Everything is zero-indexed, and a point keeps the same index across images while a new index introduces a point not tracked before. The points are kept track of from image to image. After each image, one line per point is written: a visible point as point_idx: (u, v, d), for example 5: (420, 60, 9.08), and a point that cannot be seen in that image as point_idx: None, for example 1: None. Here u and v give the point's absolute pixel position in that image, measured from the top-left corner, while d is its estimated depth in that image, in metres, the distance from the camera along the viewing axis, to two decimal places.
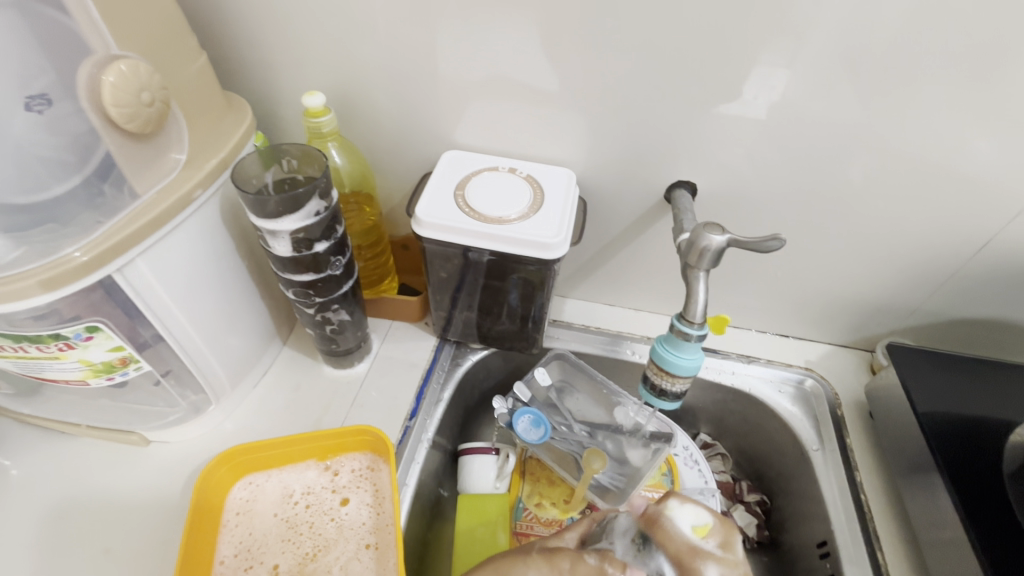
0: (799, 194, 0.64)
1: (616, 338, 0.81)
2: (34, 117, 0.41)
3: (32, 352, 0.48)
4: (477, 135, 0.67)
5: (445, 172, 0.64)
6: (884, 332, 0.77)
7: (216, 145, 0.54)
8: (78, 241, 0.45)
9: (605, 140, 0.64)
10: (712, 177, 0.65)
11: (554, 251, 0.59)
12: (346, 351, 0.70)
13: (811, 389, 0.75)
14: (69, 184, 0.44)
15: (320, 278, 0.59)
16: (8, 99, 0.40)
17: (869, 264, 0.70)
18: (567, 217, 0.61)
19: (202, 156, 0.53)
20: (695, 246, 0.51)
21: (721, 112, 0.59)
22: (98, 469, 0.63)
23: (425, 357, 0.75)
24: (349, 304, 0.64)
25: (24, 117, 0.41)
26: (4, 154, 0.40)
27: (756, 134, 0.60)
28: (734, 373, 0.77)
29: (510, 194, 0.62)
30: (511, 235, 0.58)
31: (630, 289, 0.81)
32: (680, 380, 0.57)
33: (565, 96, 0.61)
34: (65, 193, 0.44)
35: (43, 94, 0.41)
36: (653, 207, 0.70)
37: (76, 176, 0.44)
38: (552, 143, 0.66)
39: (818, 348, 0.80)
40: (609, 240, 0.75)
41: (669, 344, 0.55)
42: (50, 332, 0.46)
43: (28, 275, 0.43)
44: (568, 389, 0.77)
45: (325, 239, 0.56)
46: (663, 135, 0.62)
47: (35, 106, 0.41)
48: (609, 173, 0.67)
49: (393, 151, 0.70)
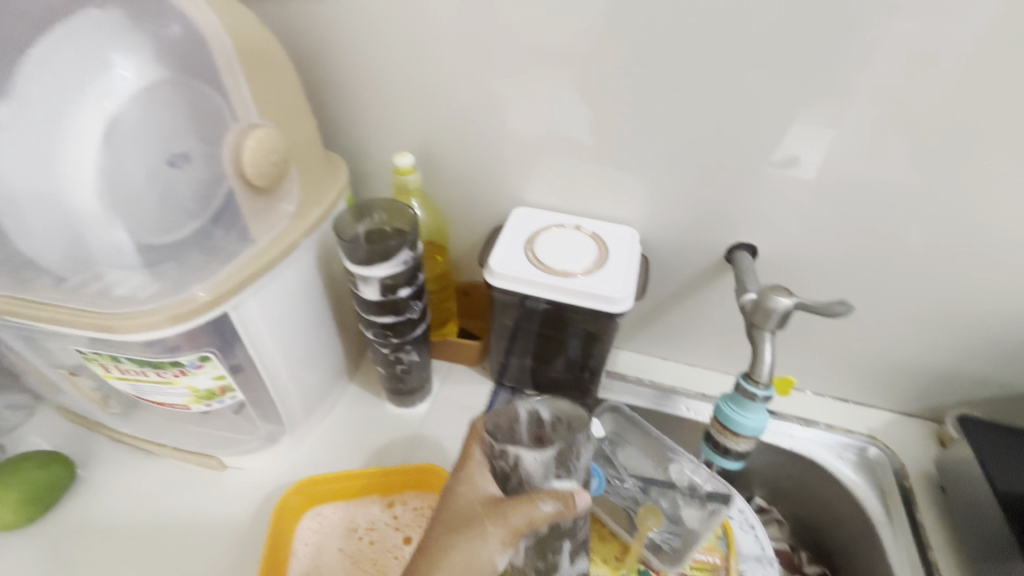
0: (860, 259, 0.66)
1: (668, 393, 0.82)
2: (173, 170, 0.49)
3: (151, 376, 0.53)
4: (545, 194, 0.72)
5: (515, 227, 0.69)
6: (953, 403, 0.75)
7: (318, 199, 0.60)
8: (203, 280, 0.50)
9: (669, 201, 0.68)
10: (774, 239, 0.67)
11: (619, 305, 0.61)
12: (410, 390, 0.73)
13: (876, 458, 0.73)
14: (188, 228, 0.51)
15: (399, 320, 0.63)
16: (156, 155, 0.48)
17: (936, 331, 0.69)
18: (631, 273, 0.63)
19: (309, 208, 0.59)
20: (763, 307, 0.53)
21: (784, 180, 0.62)
22: (177, 490, 0.67)
23: (482, 401, 0.78)
24: (420, 345, 0.68)
25: (166, 170, 0.49)
26: (148, 198, 0.48)
27: (818, 201, 0.63)
28: (792, 435, 0.75)
29: (575, 249, 0.66)
30: (578, 288, 0.62)
31: (684, 345, 0.82)
32: (745, 440, 0.57)
33: (633, 161, 0.66)
34: (187, 235, 0.51)
35: (185, 152, 0.50)
36: (713, 266, 0.72)
37: (195, 221, 0.51)
38: (617, 203, 0.70)
39: (882, 416, 0.78)
40: (667, 295, 0.77)
41: (734, 403, 0.56)
42: (170, 359, 0.52)
43: (163, 310, 0.48)
44: (620, 442, 0.78)
45: (408, 285, 0.61)
46: (726, 198, 0.65)
47: (176, 161, 0.49)
48: (671, 232, 0.70)
49: (466, 205, 0.76)
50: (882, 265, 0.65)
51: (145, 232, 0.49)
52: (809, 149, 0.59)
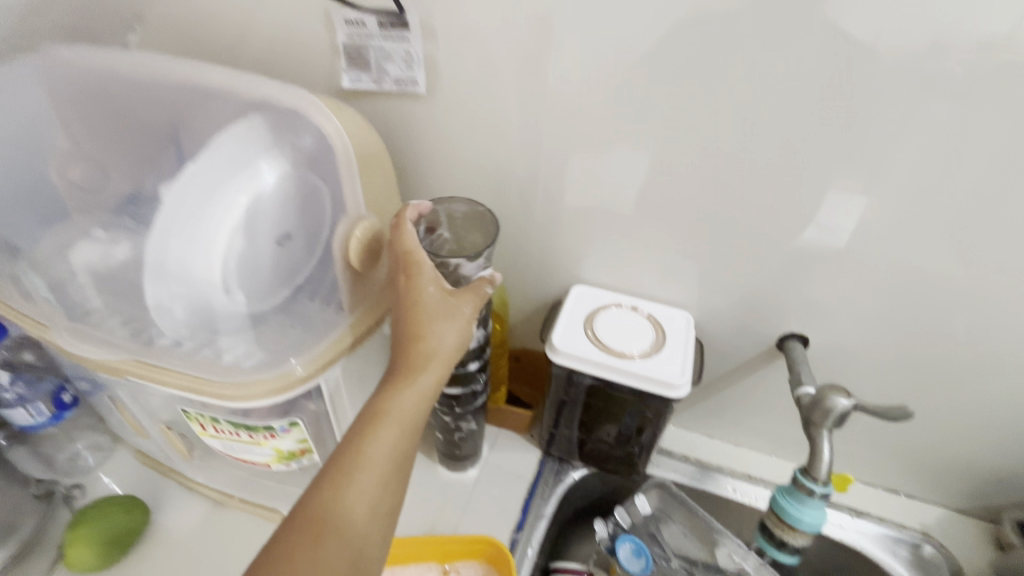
0: (912, 357, 0.68)
1: (708, 471, 0.83)
2: (277, 248, 0.56)
3: (243, 438, 0.58)
4: (602, 274, 0.76)
5: (574, 305, 0.73)
6: (1011, 504, 0.73)
7: None
8: (300, 354, 0.55)
9: (723, 289, 0.71)
10: (825, 331, 0.69)
11: (678, 390, 0.64)
12: (464, 456, 0.76)
13: (931, 556, 0.72)
14: (278, 298, 0.57)
15: (465, 392, 0.67)
16: (266, 236, 0.55)
17: (991, 432, 0.69)
18: (688, 360, 0.66)
19: (423, 283, 0.51)
20: (823, 406, 0.55)
21: (838, 278, 0.65)
22: (242, 540, 0.70)
23: (531, 469, 0.80)
24: (478, 414, 0.71)
25: (272, 246, 0.56)
26: (255, 271, 0.55)
27: (871, 300, 0.65)
28: (843, 526, 0.75)
29: (632, 332, 0.69)
30: (637, 371, 0.64)
31: (730, 424, 0.83)
32: (803, 534, 0.57)
33: (689, 252, 0.70)
34: (277, 305, 0.57)
35: (289, 233, 0.57)
36: (763, 351, 0.74)
37: (285, 291, 0.58)
38: (672, 287, 0.74)
39: (934, 511, 0.77)
40: (715, 376, 0.79)
41: (791, 496, 0.57)
42: (264, 424, 0.56)
43: (264, 380, 0.53)
44: (664, 519, 0.78)
45: (476, 358, 0.64)
46: (779, 291, 0.68)
47: (280, 241, 0.56)
48: (722, 317, 0.74)
49: (525, 280, 0.81)
50: (934, 365, 0.67)
51: (253, 301, 0.55)
52: (865, 254, 0.62)
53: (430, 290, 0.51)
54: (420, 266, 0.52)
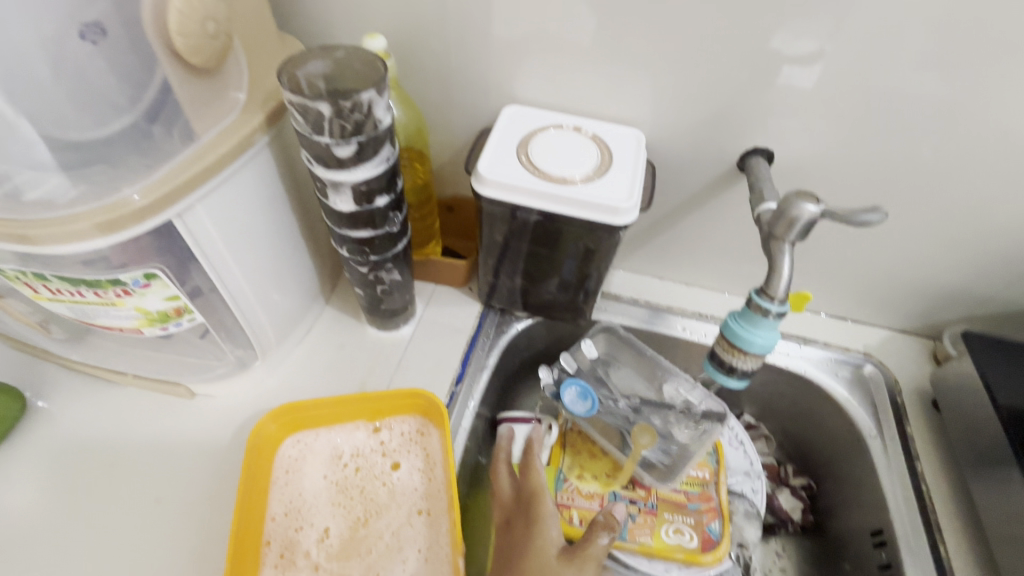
0: (881, 168, 0.61)
1: (660, 313, 0.78)
2: (87, 47, 0.40)
3: (89, 297, 0.47)
4: (539, 91, 0.63)
5: (506, 128, 0.61)
6: (953, 320, 0.73)
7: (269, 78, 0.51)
8: (136, 183, 0.43)
9: (678, 100, 0.60)
10: (790, 143, 0.61)
11: (623, 216, 0.55)
12: (392, 312, 0.68)
13: (870, 373, 0.72)
14: (119, 125, 0.43)
15: (377, 235, 0.56)
16: (63, 24, 0.39)
17: (948, 246, 0.65)
18: (636, 181, 0.57)
19: (543, 530, 0.60)
20: (785, 216, 0.48)
21: (810, 71, 0.55)
22: (144, 417, 0.62)
23: (470, 322, 0.73)
24: (400, 264, 0.61)
25: (76, 45, 0.40)
26: (56, 74, 0.39)
27: (845, 100, 0.56)
28: (789, 354, 0.74)
29: (574, 154, 0.58)
30: (576, 197, 0.55)
31: (682, 263, 0.78)
32: (752, 358, 0.53)
33: (640, 50, 0.57)
34: (117, 133, 0.43)
35: (98, 23, 0.40)
36: (721, 175, 0.66)
37: (125, 116, 0.43)
38: (620, 102, 0.62)
39: (878, 333, 0.76)
40: (668, 210, 0.72)
41: (743, 319, 0.52)
42: (109, 277, 0.45)
43: (85, 216, 0.40)
44: (612, 363, 0.75)
45: (386, 193, 0.53)
46: (743, 95, 0.58)
47: (89, 34, 0.40)
48: (677, 136, 0.64)
49: (448, 106, 0.67)
50: (903, 174, 0.60)
51: (68, 127, 0.41)
52: (844, 34, 0.52)
53: (524, 530, 0.60)
54: (540, 510, 0.61)
